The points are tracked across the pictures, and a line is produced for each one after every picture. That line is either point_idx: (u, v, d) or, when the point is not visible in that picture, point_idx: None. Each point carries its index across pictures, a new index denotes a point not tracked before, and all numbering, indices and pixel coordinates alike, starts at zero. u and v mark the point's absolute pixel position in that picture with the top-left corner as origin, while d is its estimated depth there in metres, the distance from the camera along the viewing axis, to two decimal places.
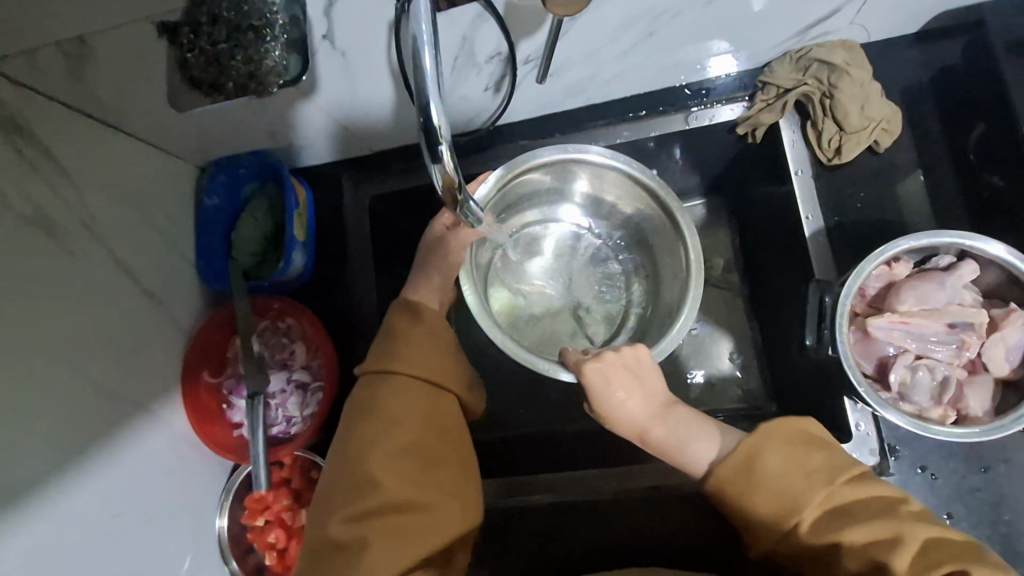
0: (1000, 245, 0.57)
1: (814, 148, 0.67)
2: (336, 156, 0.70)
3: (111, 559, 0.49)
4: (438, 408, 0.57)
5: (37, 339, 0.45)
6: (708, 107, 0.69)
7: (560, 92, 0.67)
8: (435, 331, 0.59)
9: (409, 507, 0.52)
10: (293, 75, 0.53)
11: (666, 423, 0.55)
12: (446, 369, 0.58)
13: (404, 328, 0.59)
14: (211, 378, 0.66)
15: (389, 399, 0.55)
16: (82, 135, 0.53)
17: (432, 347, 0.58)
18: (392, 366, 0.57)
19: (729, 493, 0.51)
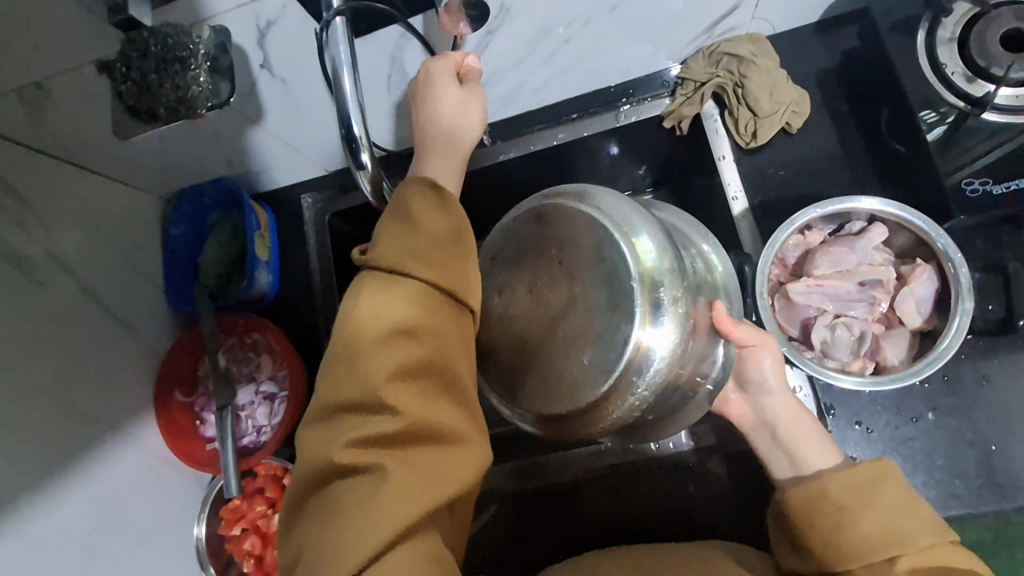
0: (871, 201, 0.58)
1: (734, 135, 0.73)
2: (289, 179, 0.82)
3: (69, 517, 0.58)
4: (457, 321, 0.51)
5: (9, 361, 0.55)
6: (636, 104, 0.74)
7: (492, 100, 0.74)
8: (460, 231, 0.53)
9: (427, 434, 0.47)
10: (222, 101, 0.60)
11: (794, 410, 0.60)
12: (464, 276, 0.52)
13: (422, 215, 0.52)
14: (184, 398, 0.76)
15: (405, 305, 0.49)
16: (43, 168, 0.62)
17: (449, 246, 0.52)
18: (405, 262, 0.50)
19: (830, 501, 0.55)
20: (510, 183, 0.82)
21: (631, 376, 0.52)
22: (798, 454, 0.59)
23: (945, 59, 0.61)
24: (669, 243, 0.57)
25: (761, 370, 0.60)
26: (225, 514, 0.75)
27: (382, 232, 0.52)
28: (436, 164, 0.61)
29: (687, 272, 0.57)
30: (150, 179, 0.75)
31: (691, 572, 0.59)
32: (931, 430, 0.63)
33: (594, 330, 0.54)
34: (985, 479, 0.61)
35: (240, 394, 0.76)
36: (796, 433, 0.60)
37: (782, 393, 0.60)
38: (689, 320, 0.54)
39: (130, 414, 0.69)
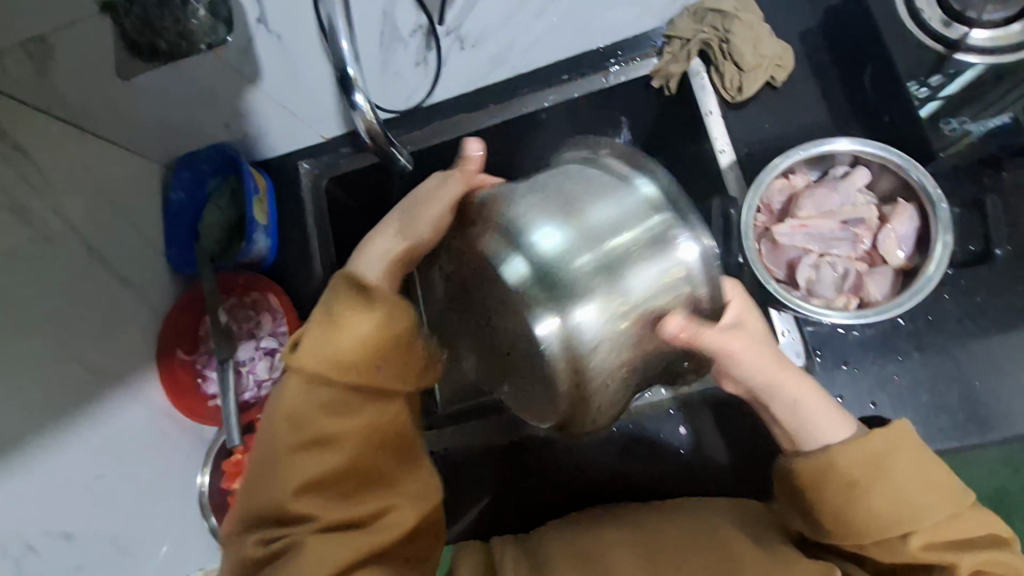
0: (848, 140, 0.60)
1: (721, 90, 0.75)
2: (285, 147, 0.83)
3: (80, 465, 0.60)
4: (381, 417, 0.52)
5: (23, 315, 0.57)
6: (626, 65, 0.76)
7: (483, 66, 0.75)
8: (390, 323, 0.51)
9: (342, 526, 0.50)
10: (219, 41, 0.65)
11: (794, 383, 0.52)
12: (389, 374, 0.51)
13: (347, 316, 0.50)
14: (186, 356, 0.77)
15: (323, 415, 0.50)
16: (59, 134, 0.63)
17: (375, 348, 0.50)
18: (324, 371, 0.50)
19: (841, 476, 0.51)
20: None
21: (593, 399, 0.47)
22: (811, 428, 0.52)
23: (922, 6, 0.68)
24: (577, 229, 0.43)
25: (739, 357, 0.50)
26: (226, 467, 0.74)
27: (306, 335, 0.51)
28: (380, 246, 0.54)
29: (607, 263, 0.43)
30: (150, 144, 0.76)
31: (686, 532, 0.61)
32: (916, 367, 0.66)
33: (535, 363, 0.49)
34: (966, 413, 0.65)
35: (241, 350, 0.78)
36: (802, 409, 0.52)
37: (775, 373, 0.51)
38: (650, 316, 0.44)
39: (134, 371, 0.71)
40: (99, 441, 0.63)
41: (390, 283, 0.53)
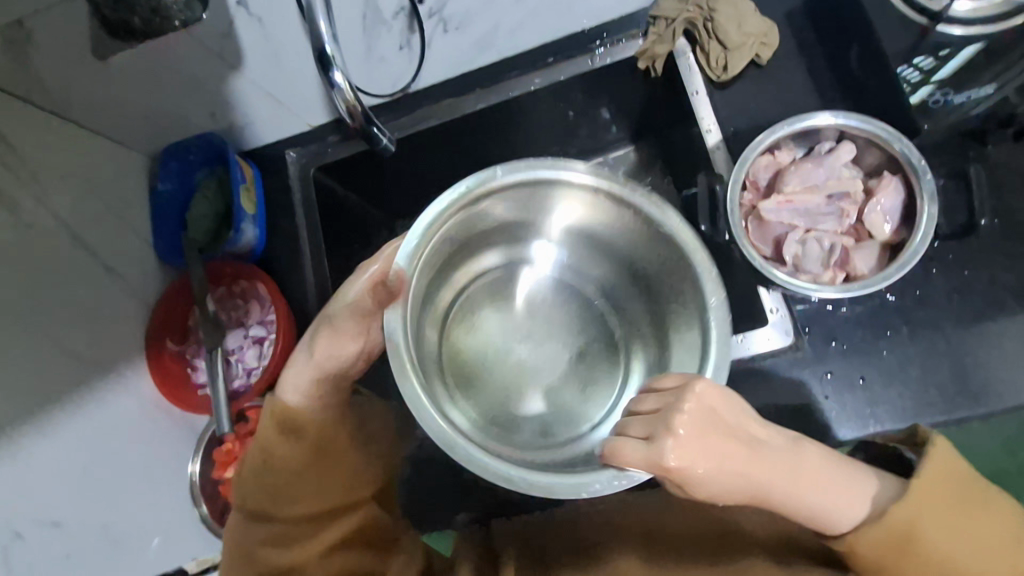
0: (830, 114, 0.60)
1: (706, 71, 0.74)
2: (270, 137, 0.82)
3: (66, 455, 0.60)
4: (335, 527, 0.59)
5: (8, 306, 0.56)
6: (610, 46, 0.76)
7: (468, 49, 0.75)
8: (317, 448, 0.58)
9: None
10: (195, 18, 0.62)
11: (786, 475, 0.50)
12: (330, 487, 0.59)
13: (276, 455, 0.57)
14: (176, 346, 0.77)
15: (276, 547, 0.57)
16: (42, 126, 0.63)
17: (310, 473, 0.58)
18: (267, 508, 0.57)
19: (876, 555, 0.52)
20: (494, 136, 0.85)
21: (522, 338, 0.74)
22: (828, 516, 0.51)
23: None
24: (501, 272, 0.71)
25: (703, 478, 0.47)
26: (219, 458, 0.75)
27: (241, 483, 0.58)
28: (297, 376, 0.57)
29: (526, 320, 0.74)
30: (134, 134, 0.75)
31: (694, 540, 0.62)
32: (905, 342, 0.67)
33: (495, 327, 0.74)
34: (956, 386, 0.66)
35: (229, 339, 0.78)
36: (804, 499, 0.50)
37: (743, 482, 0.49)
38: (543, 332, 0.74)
39: (121, 362, 0.70)
40: (92, 429, 0.63)
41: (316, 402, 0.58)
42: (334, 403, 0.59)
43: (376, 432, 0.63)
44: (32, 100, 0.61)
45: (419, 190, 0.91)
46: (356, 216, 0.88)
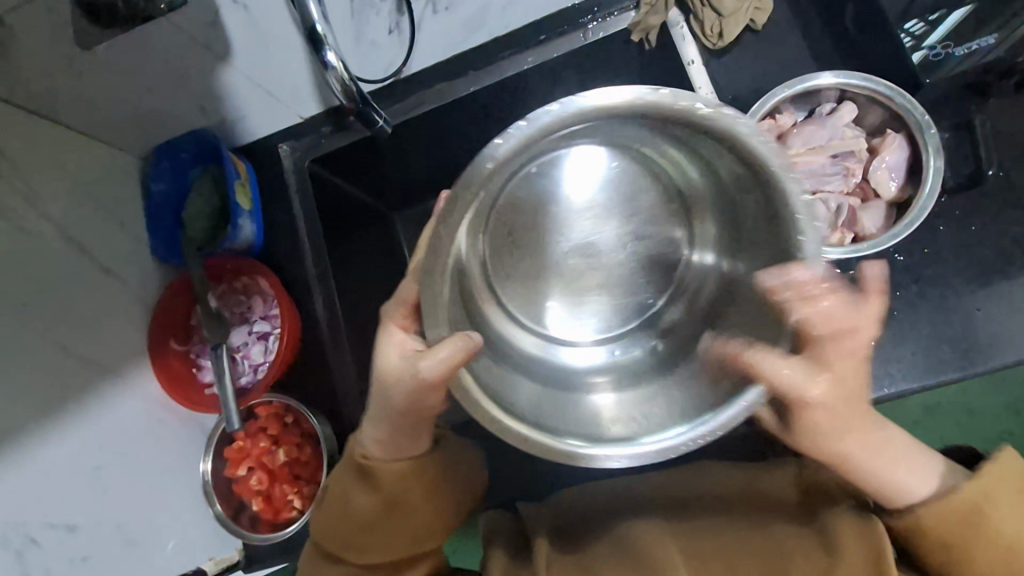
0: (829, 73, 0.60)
1: (702, 38, 0.76)
2: (264, 130, 0.81)
3: (77, 459, 0.59)
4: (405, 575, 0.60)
5: (9, 313, 0.55)
6: (603, 21, 0.75)
7: (460, 29, 0.74)
8: (392, 502, 0.58)
9: None
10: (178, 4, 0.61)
11: (868, 445, 0.55)
12: (406, 536, 0.59)
13: (353, 500, 0.58)
14: (179, 347, 0.76)
15: None
16: (29, 127, 0.61)
17: (389, 518, 0.58)
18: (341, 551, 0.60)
19: (943, 535, 0.54)
20: (492, 120, 0.85)
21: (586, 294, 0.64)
22: (901, 487, 0.55)
23: None
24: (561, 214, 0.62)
25: (817, 409, 0.52)
26: (231, 454, 0.75)
27: (319, 516, 0.61)
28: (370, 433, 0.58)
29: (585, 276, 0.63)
30: (125, 133, 0.74)
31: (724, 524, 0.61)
32: (912, 301, 0.69)
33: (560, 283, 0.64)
34: (952, 345, 0.68)
35: (234, 336, 0.77)
36: (887, 469, 0.55)
37: (849, 438, 0.54)
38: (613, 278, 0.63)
39: (127, 365, 0.69)
40: (104, 430, 0.63)
41: (392, 450, 0.58)
42: (413, 455, 0.58)
43: (458, 474, 0.61)
44: (14, 100, 0.59)
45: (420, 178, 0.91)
46: (356, 204, 0.88)
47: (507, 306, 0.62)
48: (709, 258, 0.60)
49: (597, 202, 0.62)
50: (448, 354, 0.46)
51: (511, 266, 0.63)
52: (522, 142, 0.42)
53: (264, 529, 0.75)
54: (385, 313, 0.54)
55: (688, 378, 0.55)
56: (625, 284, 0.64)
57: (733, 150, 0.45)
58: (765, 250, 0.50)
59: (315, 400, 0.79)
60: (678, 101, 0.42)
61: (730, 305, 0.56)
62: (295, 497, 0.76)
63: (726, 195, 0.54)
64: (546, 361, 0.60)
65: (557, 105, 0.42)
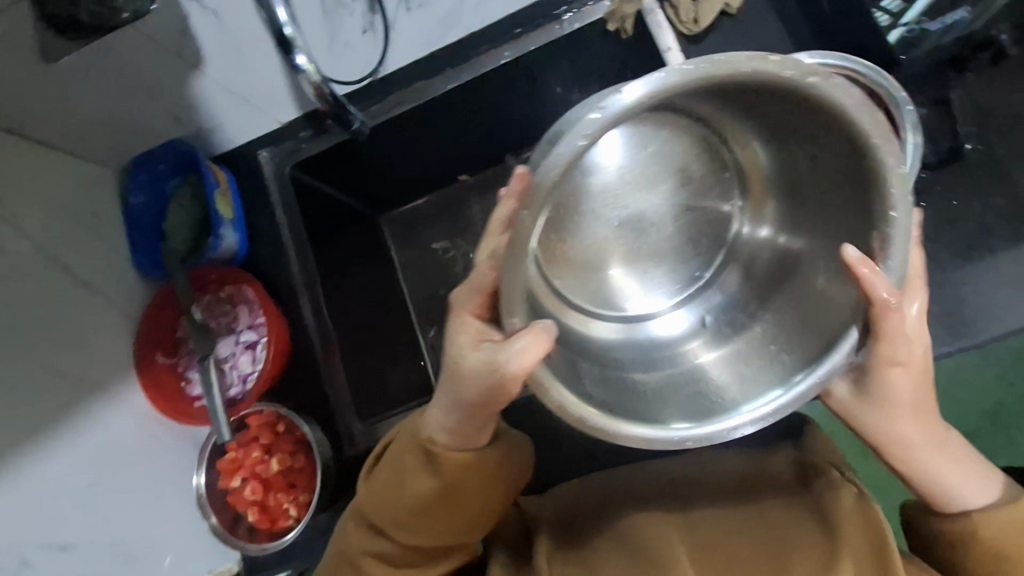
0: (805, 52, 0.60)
1: (677, 25, 0.74)
2: (243, 136, 0.80)
3: (68, 480, 0.59)
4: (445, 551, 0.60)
5: None
6: (578, 11, 0.74)
7: (435, 27, 0.74)
8: (449, 487, 0.57)
9: None
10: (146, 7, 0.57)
11: (933, 439, 0.54)
12: (456, 517, 0.59)
13: (410, 478, 0.58)
14: (166, 359, 0.76)
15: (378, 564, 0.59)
16: None
17: (441, 499, 0.58)
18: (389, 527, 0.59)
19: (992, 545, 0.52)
20: (474, 117, 0.85)
21: (652, 272, 0.58)
22: (955, 488, 0.54)
23: None
24: (619, 190, 0.54)
25: (891, 384, 0.52)
26: (224, 465, 0.75)
27: (369, 488, 0.60)
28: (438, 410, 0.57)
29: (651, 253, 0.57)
30: (100, 147, 0.73)
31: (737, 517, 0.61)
32: None
33: (629, 265, 0.57)
34: (934, 320, 0.69)
35: (222, 346, 0.77)
36: (946, 465, 0.54)
37: (909, 420, 0.53)
38: (684, 252, 0.57)
39: (113, 383, 0.68)
40: (91, 448, 0.62)
41: (456, 433, 0.57)
42: (476, 443, 0.57)
43: (513, 466, 0.60)
44: None
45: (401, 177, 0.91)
46: (344, 209, 0.88)
47: (558, 285, 0.55)
48: (763, 230, 0.56)
49: (630, 169, 0.54)
50: (526, 347, 0.44)
51: (559, 242, 0.54)
52: (602, 130, 0.37)
53: (260, 538, 0.75)
54: (457, 301, 0.53)
55: (775, 338, 0.52)
56: (681, 250, 0.57)
57: (820, 116, 0.41)
58: (846, 226, 0.47)
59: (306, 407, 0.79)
60: (764, 68, 0.38)
61: (795, 267, 0.52)
62: (289, 504, 0.76)
63: (796, 155, 0.49)
64: (630, 344, 0.57)
65: (634, 86, 0.37)
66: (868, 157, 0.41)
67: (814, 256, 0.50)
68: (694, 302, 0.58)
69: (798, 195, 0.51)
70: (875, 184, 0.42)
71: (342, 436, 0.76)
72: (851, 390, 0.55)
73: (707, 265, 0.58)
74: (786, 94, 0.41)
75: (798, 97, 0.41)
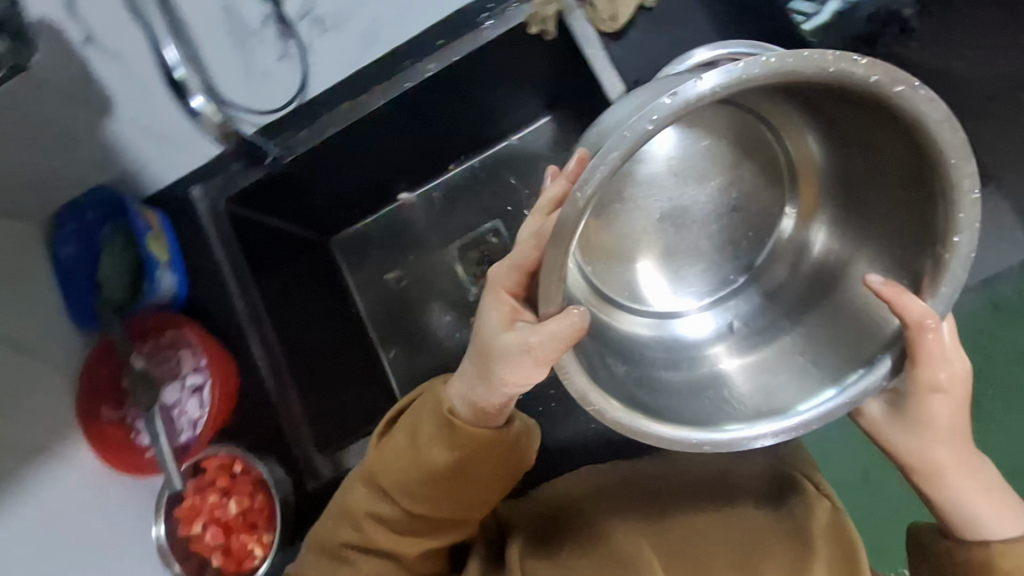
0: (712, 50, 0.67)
1: (596, 24, 0.74)
2: (179, 171, 0.78)
3: (22, 557, 0.57)
4: (441, 524, 0.61)
5: None
6: (499, 16, 0.74)
7: (356, 45, 0.72)
8: (460, 462, 0.58)
9: None
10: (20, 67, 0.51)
11: (966, 467, 0.53)
12: (457, 491, 0.59)
13: (427, 442, 0.58)
14: (113, 414, 0.73)
15: (376, 527, 0.60)
16: None
17: (447, 469, 0.58)
18: (394, 491, 0.59)
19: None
20: (414, 132, 0.84)
21: (683, 274, 0.58)
22: (976, 519, 0.52)
23: None
24: (666, 184, 0.56)
25: (931, 406, 0.52)
26: (182, 512, 0.73)
27: (386, 450, 0.60)
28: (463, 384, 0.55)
29: (687, 255, 0.58)
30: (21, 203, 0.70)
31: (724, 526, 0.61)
32: None
33: (662, 257, 0.58)
34: None
35: (167, 394, 0.76)
36: (975, 496, 0.53)
37: (945, 447, 0.53)
38: (723, 254, 0.58)
39: (61, 445, 0.67)
40: (44, 515, 0.61)
41: (478, 414, 0.57)
42: (491, 426, 0.58)
43: (521, 457, 0.61)
44: None
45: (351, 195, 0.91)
46: (289, 239, 0.86)
47: (587, 272, 0.58)
48: (809, 234, 0.56)
49: (679, 161, 0.55)
50: (559, 331, 0.44)
51: (596, 228, 0.56)
52: (669, 118, 0.37)
53: None
54: (496, 276, 0.51)
55: (808, 348, 0.53)
56: (722, 250, 0.57)
57: (897, 120, 0.41)
58: (910, 238, 0.47)
59: (263, 445, 0.77)
60: (845, 67, 0.37)
61: (842, 278, 0.53)
62: (251, 545, 0.74)
63: (857, 159, 0.50)
64: (661, 340, 0.58)
65: (711, 74, 0.36)
66: (941, 172, 0.41)
67: (872, 267, 0.50)
68: (721, 308, 0.59)
69: (857, 199, 0.52)
70: (944, 193, 0.42)
71: (303, 470, 0.75)
72: (885, 410, 0.55)
73: (744, 272, 0.58)
74: (864, 95, 0.40)
75: (876, 101, 0.41)
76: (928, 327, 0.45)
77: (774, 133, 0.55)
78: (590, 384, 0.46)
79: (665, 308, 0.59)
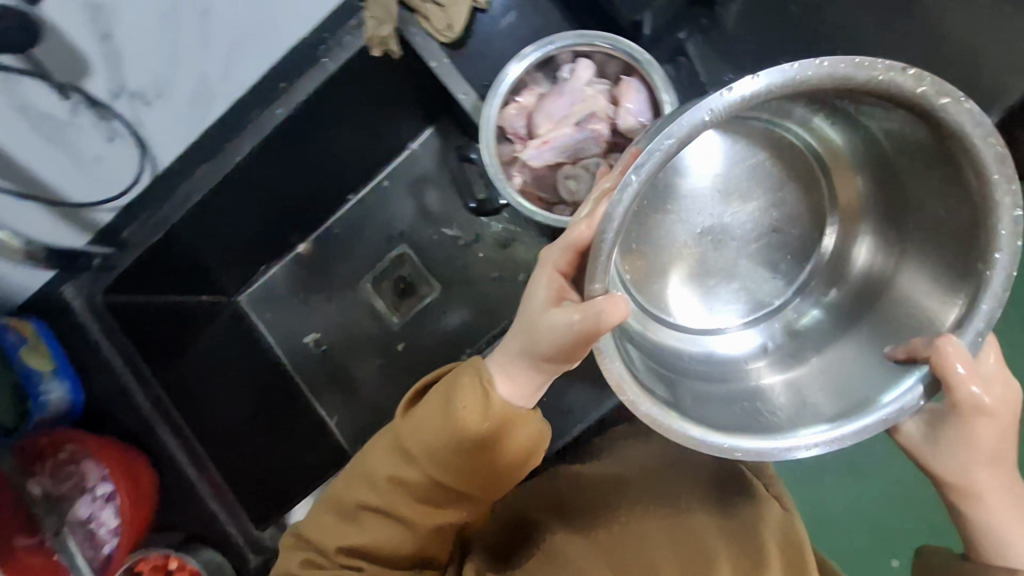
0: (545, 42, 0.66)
1: (435, 36, 0.70)
2: (38, 278, 0.74)
3: None
4: (457, 503, 0.59)
5: None
6: (335, 47, 0.71)
7: (192, 107, 0.69)
8: (487, 440, 0.55)
9: (371, 552, 0.58)
10: None
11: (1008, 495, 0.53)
12: (473, 475, 0.57)
13: (466, 405, 0.55)
14: (28, 540, 0.69)
15: (398, 492, 0.57)
16: None
17: (468, 446, 0.55)
18: (423, 454, 0.56)
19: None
20: (290, 180, 0.81)
21: (719, 291, 0.61)
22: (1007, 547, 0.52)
23: None
24: (703, 200, 0.60)
25: (978, 430, 0.51)
26: None
27: (420, 413, 0.57)
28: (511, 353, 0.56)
29: (723, 273, 0.61)
30: None
31: (670, 522, 0.64)
32: None
33: (700, 270, 0.61)
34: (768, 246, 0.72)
35: (80, 508, 0.73)
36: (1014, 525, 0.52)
37: (991, 473, 0.53)
38: (760, 270, 0.61)
39: None
40: None
41: (523, 396, 0.57)
42: (521, 410, 0.56)
43: (536, 453, 0.59)
44: None
45: (250, 254, 0.89)
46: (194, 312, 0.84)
47: (627, 281, 0.61)
48: (852, 252, 0.59)
49: (719, 180, 0.60)
50: (600, 306, 0.46)
51: (639, 240, 0.60)
52: (722, 112, 0.42)
53: None
54: (548, 255, 0.53)
55: (844, 365, 0.55)
56: (759, 270, 0.61)
57: (928, 125, 0.45)
58: (948, 247, 0.49)
59: (194, 535, 0.75)
60: (892, 76, 0.42)
61: (886, 289, 0.55)
62: None
63: (892, 172, 0.53)
64: (694, 353, 0.60)
65: (763, 74, 0.41)
66: (966, 171, 0.45)
67: (917, 277, 0.53)
68: (759, 328, 0.61)
69: (896, 214, 0.55)
70: (984, 208, 0.45)
71: (243, 547, 0.74)
72: (924, 428, 0.54)
73: (784, 293, 0.62)
74: (905, 105, 0.44)
75: (913, 110, 0.44)
76: (948, 353, 0.47)
77: (799, 140, 0.59)
78: (625, 374, 0.48)
79: (698, 323, 0.62)
